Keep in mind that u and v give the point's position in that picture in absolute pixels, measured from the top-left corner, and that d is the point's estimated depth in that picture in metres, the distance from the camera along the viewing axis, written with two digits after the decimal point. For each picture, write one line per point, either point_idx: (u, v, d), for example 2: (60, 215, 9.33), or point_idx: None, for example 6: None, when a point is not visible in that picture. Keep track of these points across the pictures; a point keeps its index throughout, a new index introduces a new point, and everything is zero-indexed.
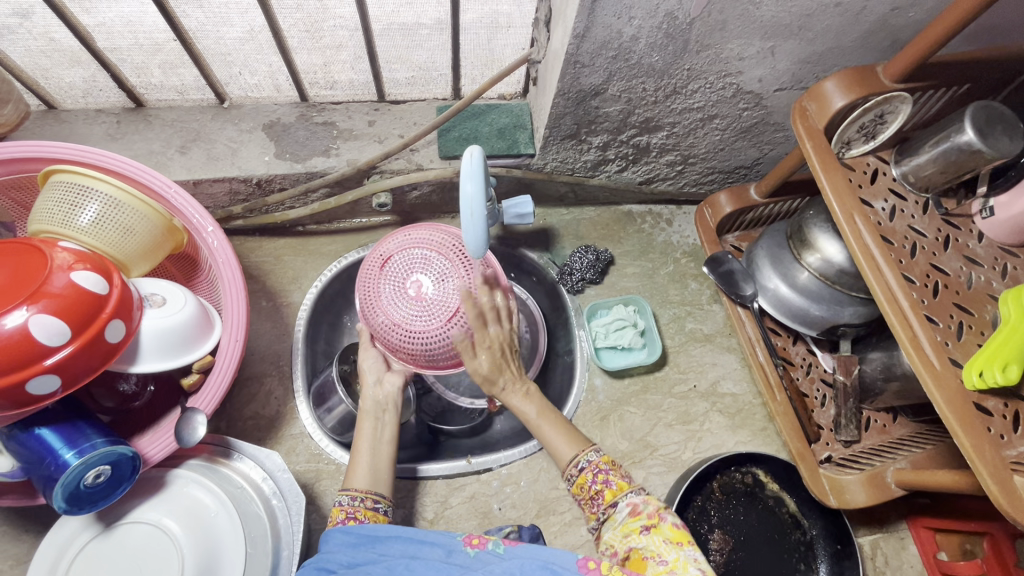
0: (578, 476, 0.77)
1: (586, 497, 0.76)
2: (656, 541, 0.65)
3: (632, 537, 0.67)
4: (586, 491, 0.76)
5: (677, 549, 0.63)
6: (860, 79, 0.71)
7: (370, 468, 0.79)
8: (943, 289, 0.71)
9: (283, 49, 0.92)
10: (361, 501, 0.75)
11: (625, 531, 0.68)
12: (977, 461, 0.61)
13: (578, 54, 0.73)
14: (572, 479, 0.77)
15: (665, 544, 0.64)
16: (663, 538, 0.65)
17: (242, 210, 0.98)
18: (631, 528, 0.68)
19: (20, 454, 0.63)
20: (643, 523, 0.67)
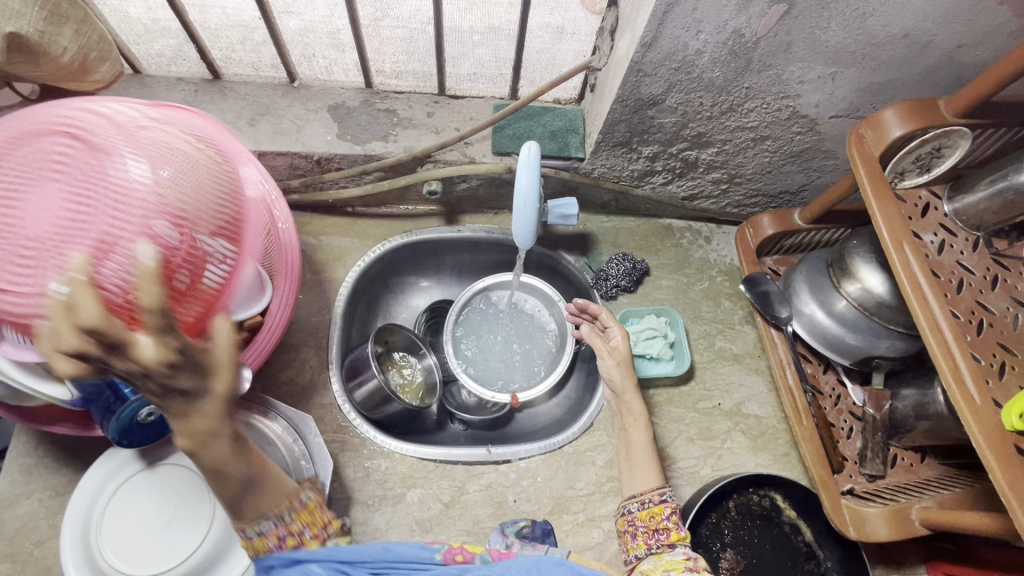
0: (656, 504, 0.77)
1: (649, 526, 0.76)
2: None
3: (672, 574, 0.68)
4: (652, 521, 0.76)
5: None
6: (920, 110, 0.71)
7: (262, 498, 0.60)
8: (987, 328, 0.71)
9: (357, 38, 0.99)
10: (289, 517, 0.62)
11: (667, 567, 0.70)
12: (1013, 500, 0.60)
13: (642, 63, 0.76)
14: (646, 504, 0.78)
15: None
16: None
17: (300, 185, 1.02)
18: (674, 566, 0.70)
19: (82, 386, 0.67)
20: (688, 566, 0.69)
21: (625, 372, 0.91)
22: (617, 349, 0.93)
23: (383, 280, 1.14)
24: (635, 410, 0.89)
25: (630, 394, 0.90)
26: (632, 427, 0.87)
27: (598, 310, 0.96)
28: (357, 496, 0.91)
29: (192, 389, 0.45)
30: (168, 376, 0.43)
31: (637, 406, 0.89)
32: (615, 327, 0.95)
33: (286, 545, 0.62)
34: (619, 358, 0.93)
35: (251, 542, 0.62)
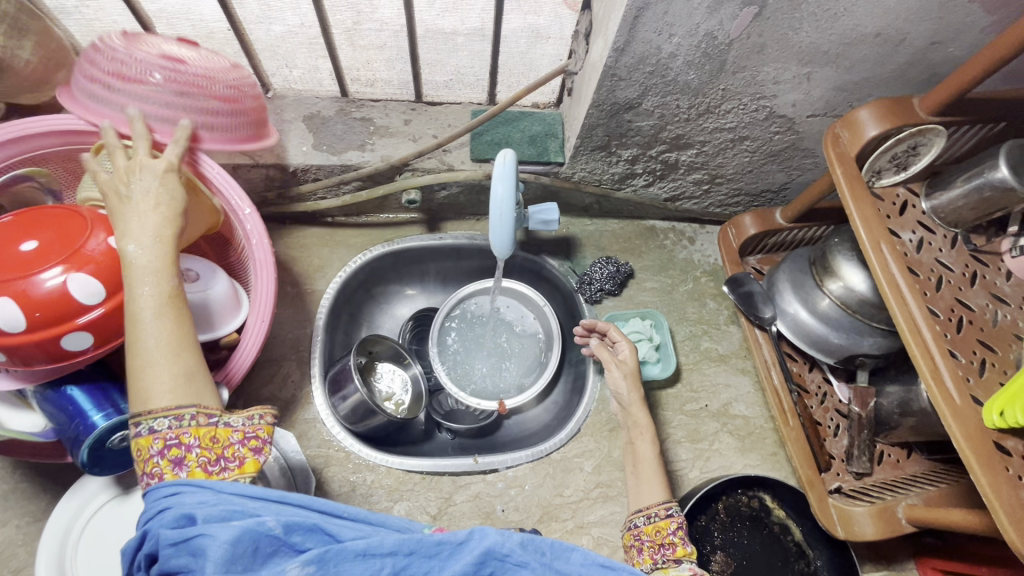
0: (662, 519, 0.75)
1: (655, 540, 0.74)
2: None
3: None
4: (658, 536, 0.74)
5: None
6: (893, 109, 0.71)
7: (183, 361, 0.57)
8: (967, 325, 0.70)
9: (330, 46, 0.98)
10: (258, 419, 0.60)
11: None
12: (994, 500, 0.60)
13: (616, 67, 0.75)
14: (652, 518, 0.76)
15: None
16: None
17: (276, 197, 1.01)
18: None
19: (52, 415, 0.66)
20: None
21: (631, 387, 0.91)
22: (624, 361, 0.93)
23: (365, 291, 1.13)
24: (641, 422, 0.88)
25: (634, 407, 0.90)
26: (641, 439, 0.87)
27: (608, 326, 0.96)
28: None
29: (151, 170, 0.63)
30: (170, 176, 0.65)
31: (643, 420, 0.88)
32: (622, 340, 0.94)
33: (248, 443, 0.58)
34: (626, 370, 0.93)
35: (212, 427, 0.56)
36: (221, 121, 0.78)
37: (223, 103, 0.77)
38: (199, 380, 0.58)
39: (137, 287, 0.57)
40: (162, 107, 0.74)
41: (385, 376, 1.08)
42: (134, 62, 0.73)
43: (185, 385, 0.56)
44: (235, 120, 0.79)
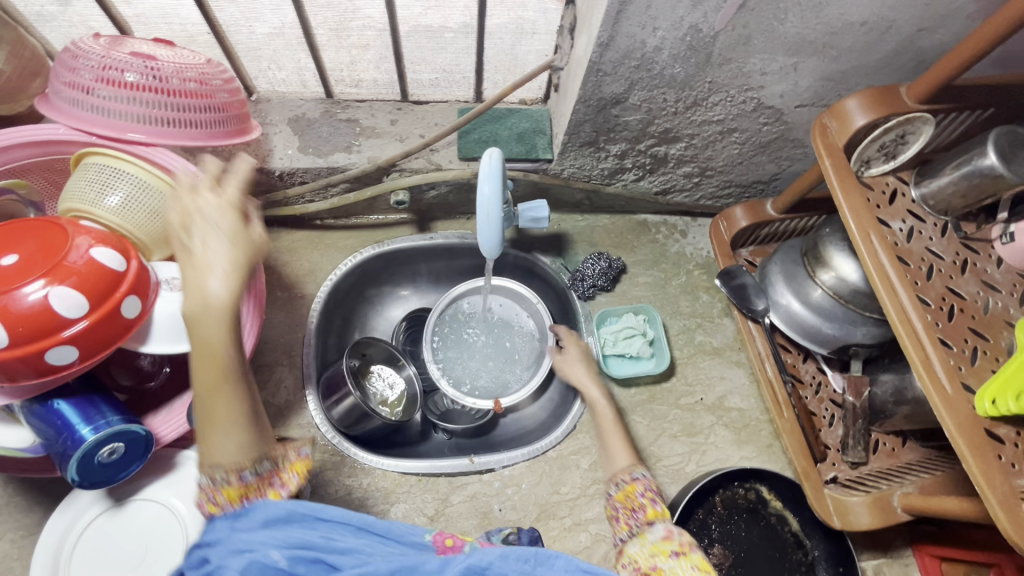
0: (629, 484, 0.78)
1: (628, 507, 0.75)
2: (683, 566, 0.63)
3: (659, 557, 0.65)
4: (629, 501, 0.76)
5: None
6: (881, 97, 0.70)
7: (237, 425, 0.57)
8: (958, 313, 0.70)
9: (312, 46, 0.97)
10: (283, 461, 0.60)
11: (653, 550, 0.66)
12: (985, 489, 0.60)
13: (601, 62, 0.74)
14: (621, 485, 0.78)
15: (692, 570, 0.63)
16: (692, 565, 0.63)
17: (263, 201, 1.00)
18: (660, 548, 0.66)
19: (39, 430, 0.65)
20: (673, 547, 0.66)
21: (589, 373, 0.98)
22: (582, 357, 1.01)
23: (357, 293, 1.12)
24: (599, 406, 0.93)
25: (589, 390, 0.96)
26: (600, 414, 0.92)
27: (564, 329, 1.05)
28: None
29: (209, 212, 0.60)
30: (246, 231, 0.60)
31: (603, 403, 0.93)
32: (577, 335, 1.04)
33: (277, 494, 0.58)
34: (586, 362, 1.00)
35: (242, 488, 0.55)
36: (201, 118, 0.77)
37: (201, 100, 0.76)
38: (255, 453, 0.57)
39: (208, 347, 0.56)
40: (137, 105, 0.73)
41: (380, 378, 1.08)
42: (111, 62, 0.72)
43: (240, 458, 0.56)
44: (215, 118, 0.78)
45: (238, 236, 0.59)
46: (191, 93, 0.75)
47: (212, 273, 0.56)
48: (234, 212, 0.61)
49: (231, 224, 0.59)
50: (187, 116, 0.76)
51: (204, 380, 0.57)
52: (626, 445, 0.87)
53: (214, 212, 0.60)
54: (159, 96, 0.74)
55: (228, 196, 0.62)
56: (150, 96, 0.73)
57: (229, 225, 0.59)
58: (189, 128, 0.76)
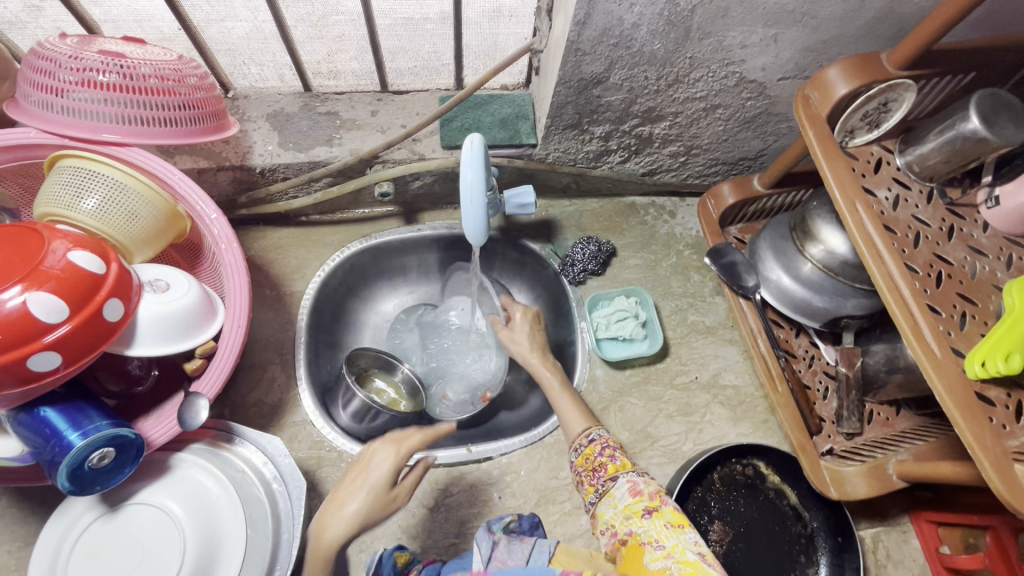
0: (587, 446, 0.78)
1: (589, 469, 0.76)
2: (657, 525, 0.66)
3: (633, 520, 0.68)
4: (590, 463, 0.77)
5: (678, 535, 0.65)
6: (862, 65, 0.70)
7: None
8: (946, 279, 0.70)
9: (288, 41, 0.94)
10: None
11: (628, 512, 0.69)
12: (978, 450, 0.60)
13: (579, 41, 0.74)
14: (580, 450, 0.79)
15: (666, 528, 0.66)
16: (664, 522, 0.66)
17: (246, 199, 0.99)
18: (633, 510, 0.69)
19: (27, 439, 0.65)
20: (646, 507, 0.68)
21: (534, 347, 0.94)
22: (533, 329, 0.97)
23: (347, 289, 1.10)
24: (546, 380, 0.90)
25: (535, 366, 0.92)
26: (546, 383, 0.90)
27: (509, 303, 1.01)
28: None
29: (376, 478, 0.74)
30: (389, 461, 0.76)
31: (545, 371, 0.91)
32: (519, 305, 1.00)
33: None
34: (533, 334, 0.96)
35: None
36: (175, 115, 0.75)
37: (174, 98, 0.75)
38: None
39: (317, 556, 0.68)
40: (110, 105, 0.72)
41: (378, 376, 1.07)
42: (78, 62, 0.70)
43: None
44: (190, 115, 0.77)
45: (397, 454, 0.77)
46: (162, 91, 0.73)
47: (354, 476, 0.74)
48: (392, 445, 0.77)
49: (382, 478, 0.74)
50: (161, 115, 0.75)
51: (340, 491, 0.75)
52: (581, 408, 0.85)
53: (377, 464, 0.76)
54: (130, 96, 0.72)
55: (406, 438, 0.78)
56: (122, 96, 0.72)
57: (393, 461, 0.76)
58: (164, 128, 0.75)
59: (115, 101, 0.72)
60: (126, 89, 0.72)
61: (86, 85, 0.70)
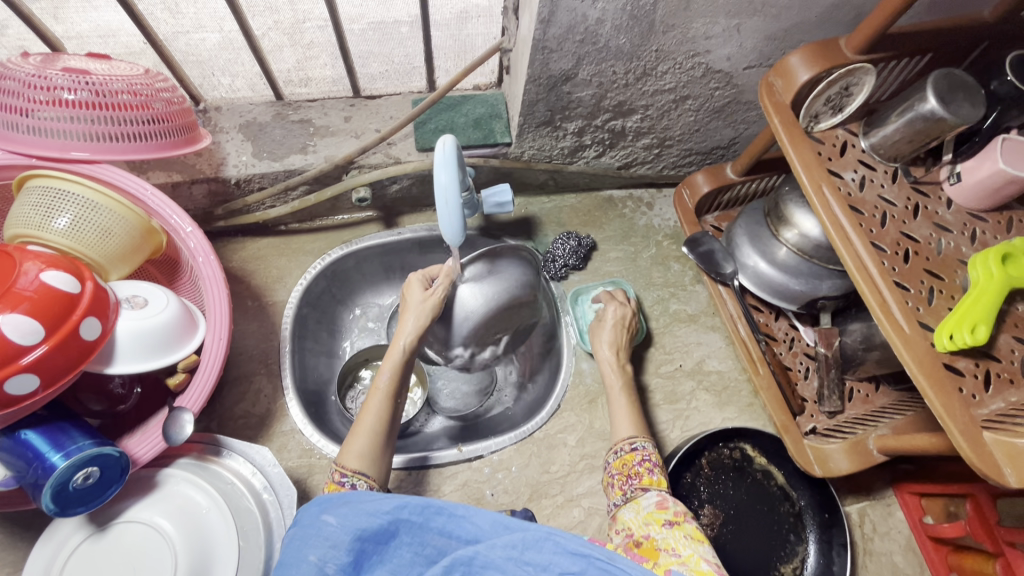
0: (627, 453, 0.79)
1: (623, 473, 0.77)
2: (676, 535, 0.66)
3: (653, 527, 0.68)
4: (626, 469, 0.78)
5: (696, 545, 0.64)
6: (823, 51, 0.72)
7: (370, 437, 0.75)
8: (913, 256, 0.72)
9: (256, 50, 0.94)
10: None
11: (648, 519, 0.70)
12: (948, 420, 0.62)
13: (545, 39, 0.75)
14: (619, 454, 0.80)
15: (684, 539, 0.65)
16: (684, 534, 0.66)
17: (222, 211, 0.99)
18: (654, 518, 0.69)
19: (10, 463, 0.64)
20: (667, 517, 0.68)
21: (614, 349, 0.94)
22: (614, 331, 0.96)
23: (330, 296, 1.10)
24: (607, 377, 0.92)
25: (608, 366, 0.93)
26: (609, 392, 0.90)
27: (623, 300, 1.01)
28: None
29: (417, 310, 0.86)
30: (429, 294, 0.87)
31: (611, 372, 0.92)
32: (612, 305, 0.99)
33: None
34: (617, 335, 0.95)
35: None
36: (143, 130, 0.75)
37: (141, 113, 0.74)
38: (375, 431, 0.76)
39: (389, 362, 0.81)
40: (76, 123, 0.71)
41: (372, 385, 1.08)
42: (42, 79, 0.69)
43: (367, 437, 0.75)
44: (161, 129, 0.77)
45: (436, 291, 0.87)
46: (131, 106, 0.73)
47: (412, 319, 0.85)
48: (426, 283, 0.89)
49: (424, 308, 0.86)
50: (132, 131, 0.74)
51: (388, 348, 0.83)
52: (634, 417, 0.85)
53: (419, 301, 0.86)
54: (99, 112, 0.72)
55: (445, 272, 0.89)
56: (93, 112, 0.71)
57: (435, 294, 0.86)
58: (135, 143, 0.75)
59: (86, 118, 0.71)
60: (96, 105, 0.71)
61: (53, 102, 0.69)
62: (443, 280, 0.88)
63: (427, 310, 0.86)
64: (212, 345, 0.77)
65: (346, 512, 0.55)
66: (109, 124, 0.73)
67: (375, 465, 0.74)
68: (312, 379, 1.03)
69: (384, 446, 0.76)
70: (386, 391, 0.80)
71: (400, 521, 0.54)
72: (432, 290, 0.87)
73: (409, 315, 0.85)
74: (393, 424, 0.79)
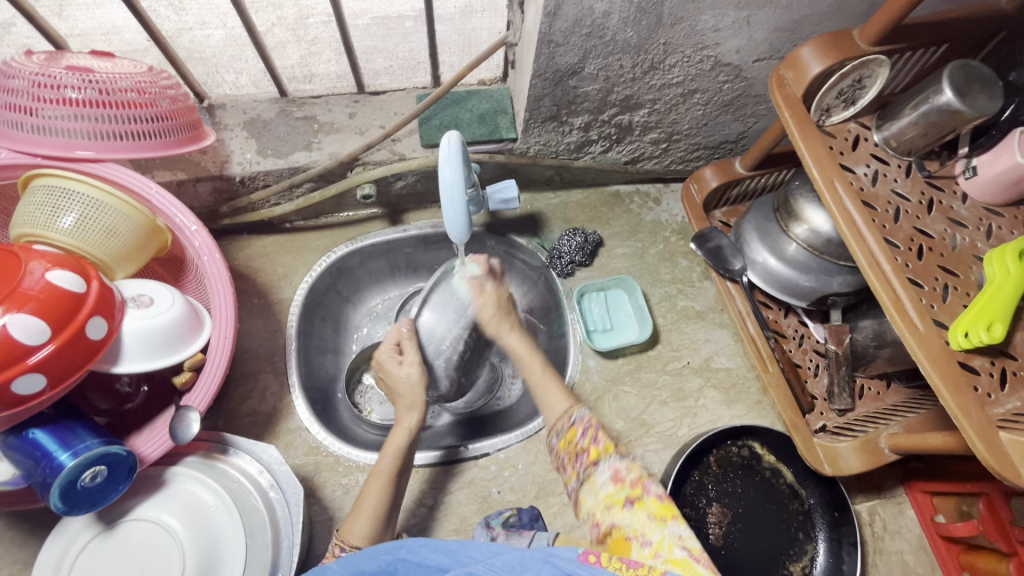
0: (568, 430, 0.71)
1: (571, 453, 0.69)
2: (639, 518, 0.59)
3: (614, 511, 0.61)
4: (572, 447, 0.69)
5: (662, 528, 0.58)
6: (836, 42, 0.70)
7: (372, 518, 0.74)
8: (927, 253, 0.70)
9: (260, 47, 0.93)
10: (562, 429, 0.72)
11: (608, 502, 0.62)
12: (963, 420, 0.61)
13: (551, 33, 0.73)
14: (561, 434, 0.72)
15: (649, 521, 0.59)
16: (647, 513, 0.59)
17: (227, 209, 0.99)
18: (614, 500, 0.62)
19: (19, 463, 0.64)
20: (628, 496, 0.61)
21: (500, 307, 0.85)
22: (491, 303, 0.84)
23: (336, 293, 1.09)
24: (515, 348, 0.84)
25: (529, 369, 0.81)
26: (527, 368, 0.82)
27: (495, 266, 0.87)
28: (339, 516, 0.88)
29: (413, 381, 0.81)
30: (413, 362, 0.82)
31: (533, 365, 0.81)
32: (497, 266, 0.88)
33: None
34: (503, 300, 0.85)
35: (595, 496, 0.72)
36: (148, 128, 0.74)
37: (144, 110, 0.73)
38: (379, 514, 0.74)
39: (392, 446, 0.79)
40: (81, 121, 0.71)
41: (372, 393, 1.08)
42: (46, 76, 0.69)
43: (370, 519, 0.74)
44: (165, 126, 0.76)
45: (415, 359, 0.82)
46: (135, 103, 0.73)
47: (403, 385, 0.82)
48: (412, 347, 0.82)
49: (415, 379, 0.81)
50: (136, 130, 0.74)
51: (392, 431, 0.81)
52: (562, 390, 0.78)
53: (410, 372, 0.81)
54: (104, 110, 0.71)
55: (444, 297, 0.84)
56: (96, 110, 0.71)
57: (411, 366, 0.81)
58: (140, 142, 0.75)
59: (90, 117, 0.71)
60: (99, 104, 0.71)
61: (56, 100, 0.69)
62: (404, 351, 0.82)
63: (410, 382, 0.81)
64: (217, 344, 0.77)
65: (347, 560, 0.53)
66: (113, 123, 0.72)
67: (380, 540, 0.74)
68: (319, 375, 1.03)
69: (388, 523, 0.76)
70: (388, 472, 0.77)
71: (399, 562, 0.51)
72: (407, 361, 0.82)
73: (403, 385, 0.82)
74: (396, 501, 0.77)
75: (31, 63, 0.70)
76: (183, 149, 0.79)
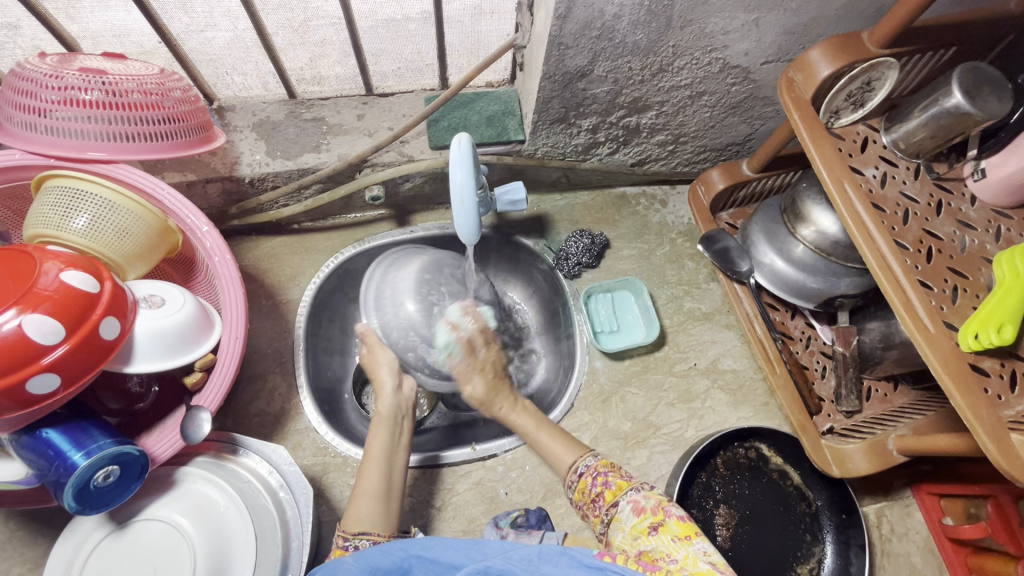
0: (578, 480, 0.74)
1: (588, 502, 0.72)
2: (664, 540, 0.61)
3: (641, 540, 0.63)
4: (587, 496, 0.73)
5: (686, 546, 0.59)
6: (846, 45, 0.70)
7: (371, 498, 0.73)
8: (936, 254, 0.71)
9: (269, 49, 0.94)
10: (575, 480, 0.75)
11: (634, 533, 0.65)
12: (974, 422, 0.61)
13: (561, 36, 0.74)
14: (575, 485, 0.75)
15: (674, 542, 0.61)
16: (671, 535, 0.61)
17: (236, 210, 0.99)
18: (639, 530, 0.64)
19: (32, 462, 0.65)
20: (651, 522, 0.64)
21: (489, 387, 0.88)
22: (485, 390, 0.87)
23: (342, 294, 1.08)
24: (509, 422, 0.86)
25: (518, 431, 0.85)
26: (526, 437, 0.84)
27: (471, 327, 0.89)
28: None
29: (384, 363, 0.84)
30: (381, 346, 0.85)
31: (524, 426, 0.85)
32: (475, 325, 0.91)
33: None
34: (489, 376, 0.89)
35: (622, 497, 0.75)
36: (159, 129, 0.75)
37: (157, 112, 0.74)
38: (376, 495, 0.73)
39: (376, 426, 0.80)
40: (93, 122, 0.72)
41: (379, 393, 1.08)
42: (59, 78, 0.69)
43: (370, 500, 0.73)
44: (175, 128, 0.77)
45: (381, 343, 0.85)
46: (146, 105, 0.73)
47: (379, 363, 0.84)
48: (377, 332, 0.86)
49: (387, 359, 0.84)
50: (146, 132, 0.74)
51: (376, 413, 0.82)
52: (565, 441, 0.81)
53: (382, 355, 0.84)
54: (115, 112, 0.72)
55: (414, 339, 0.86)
56: (107, 112, 0.72)
57: (384, 348, 0.84)
58: (150, 143, 0.75)
59: (101, 119, 0.72)
60: (110, 106, 0.71)
61: (69, 103, 0.70)
62: (373, 336, 0.85)
63: (388, 364, 0.84)
64: (228, 344, 0.77)
65: (362, 554, 0.55)
66: (123, 125, 0.73)
67: (382, 523, 0.72)
68: (327, 376, 1.03)
69: (391, 503, 0.74)
70: (378, 450, 0.77)
71: (413, 558, 0.52)
72: (372, 345, 0.85)
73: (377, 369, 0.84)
74: (396, 481, 0.77)
75: (44, 65, 0.70)
76: (192, 151, 0.79)
